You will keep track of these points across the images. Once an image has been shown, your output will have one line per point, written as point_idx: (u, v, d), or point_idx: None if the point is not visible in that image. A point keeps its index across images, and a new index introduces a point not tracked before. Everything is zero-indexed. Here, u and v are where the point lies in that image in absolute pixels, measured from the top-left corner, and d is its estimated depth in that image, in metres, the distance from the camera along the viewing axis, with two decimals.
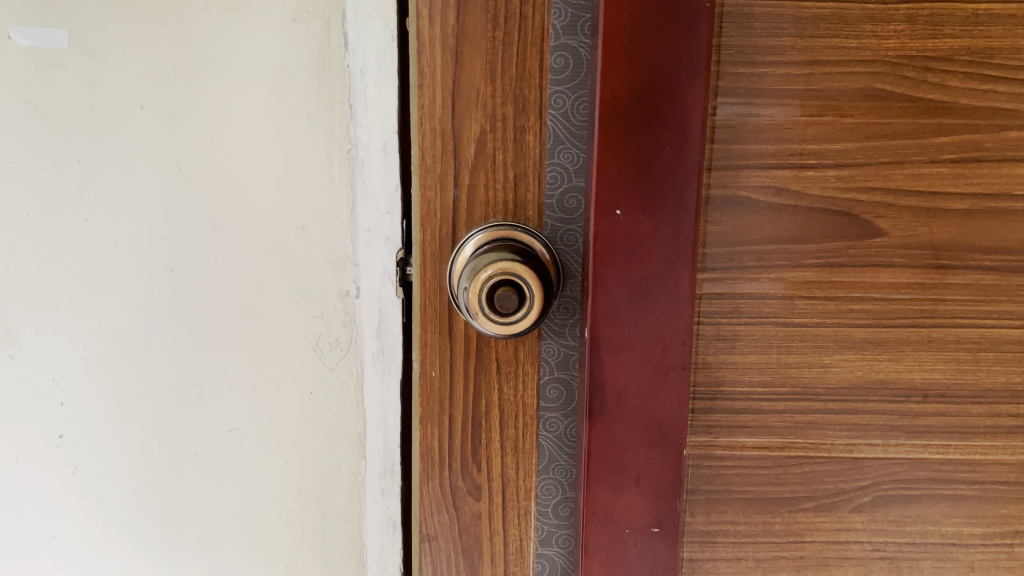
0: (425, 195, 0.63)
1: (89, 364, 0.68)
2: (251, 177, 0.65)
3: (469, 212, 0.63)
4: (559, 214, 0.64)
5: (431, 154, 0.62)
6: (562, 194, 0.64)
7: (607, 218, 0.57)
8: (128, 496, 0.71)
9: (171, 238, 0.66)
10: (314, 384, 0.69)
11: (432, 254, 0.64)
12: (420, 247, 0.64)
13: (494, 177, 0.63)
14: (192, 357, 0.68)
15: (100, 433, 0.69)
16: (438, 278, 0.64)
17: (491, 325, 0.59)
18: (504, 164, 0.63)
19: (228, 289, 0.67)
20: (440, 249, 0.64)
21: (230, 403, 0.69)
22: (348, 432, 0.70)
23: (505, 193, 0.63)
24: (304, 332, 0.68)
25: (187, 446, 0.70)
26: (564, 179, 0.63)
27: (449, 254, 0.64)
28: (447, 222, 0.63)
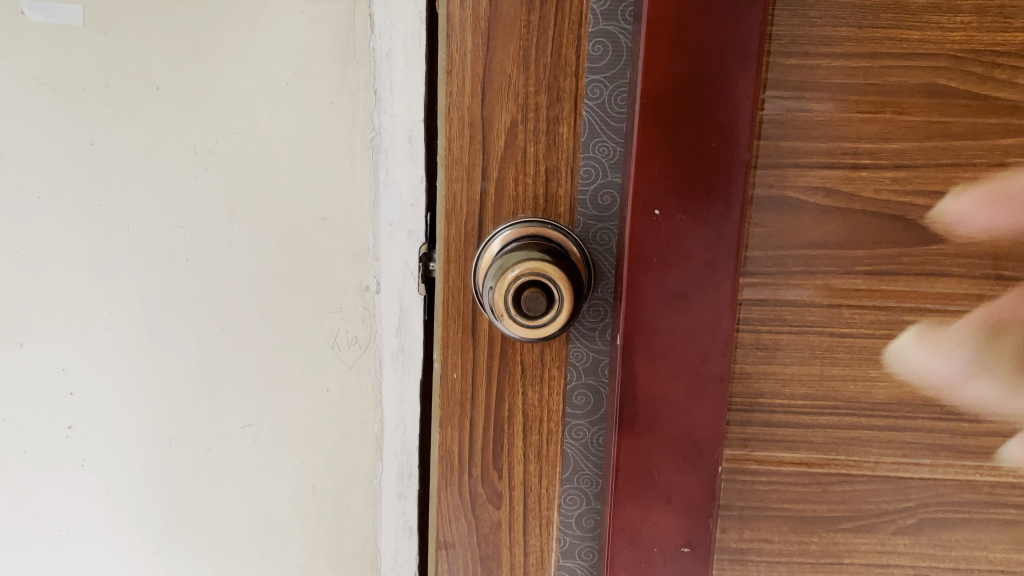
0: (451, 188, 0.60)
1: (100, 356, 0.65)
2: (270, 165, 0.62)
3: (496, 207, 0.60)
4: (592, 212, 0.60)
5: (458, 145, 0.59)
6: (596, 190, 0.60)
7: (644, 220, 0.54)
8: (139, 491, 0.68)
9: (186, 226, 0.63)
10: (331, 382, 0.66)
11: (456, 250, 0.61)
12: (444, 243, 0.61)
13: (524, 170, 0.60)
14: (204, 350, 0.65)
15: (109, 426, 0.67)
16: (462, 275, 0.61)
17: (518, 328, 0.56)
18: (535, 158, 0.59)
19: (243, 281, 0.64)
20: (464, 245, 0.61)
21: (242, 399, 0.66)
22: (364, 433, 0.67)
23: (536, 187, 0.60)
24: (322, 329, 0.65)
25: (199, 443, 0.67)
26: (599, 174, 0.60)
27: (475, 251, 0.61)
28: (473, 216, 0.60)
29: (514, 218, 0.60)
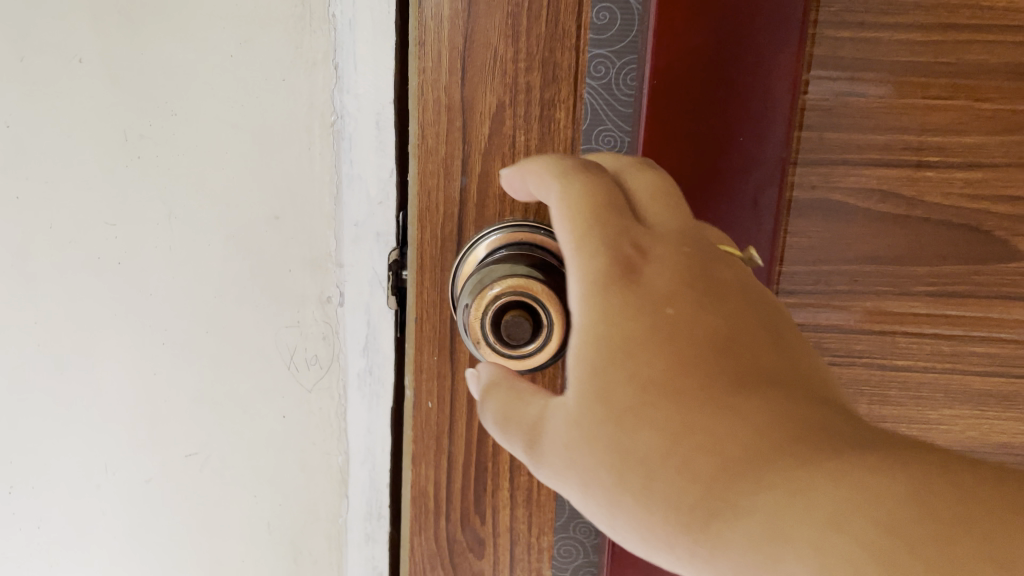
0: (424, 184, 0.50)
1: (22, 374, 0.55)
2: (214, 153, 0.51)
3: (479, 210, 0.50)
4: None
5: (433, 132, 0.49)
6: None
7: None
8: (74, 520, 0.60)
9: (117, 223, 0.52)
10: (289, 407, 0.56)
11: (431, 257, 0.51)
12: (416, 248, 0.51)
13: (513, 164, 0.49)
14: (142, 367, 0.56)
15: (38, 451, 0.58)
16: (438, 288, 0.51)
17: (498, 359, 0.46)
18: (526, 148, 0.49)
19: (184, 289, 0.54)
20: (441, 251, 0.51)
21: (185, 422, 0.57)
22: (327, 465, 0.58)
23: None
24: (274, 346, 0.55)
25: (139, 472, 0.58)
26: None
27: (453, 260, 0.51)
28: (451, 218, 0.51)
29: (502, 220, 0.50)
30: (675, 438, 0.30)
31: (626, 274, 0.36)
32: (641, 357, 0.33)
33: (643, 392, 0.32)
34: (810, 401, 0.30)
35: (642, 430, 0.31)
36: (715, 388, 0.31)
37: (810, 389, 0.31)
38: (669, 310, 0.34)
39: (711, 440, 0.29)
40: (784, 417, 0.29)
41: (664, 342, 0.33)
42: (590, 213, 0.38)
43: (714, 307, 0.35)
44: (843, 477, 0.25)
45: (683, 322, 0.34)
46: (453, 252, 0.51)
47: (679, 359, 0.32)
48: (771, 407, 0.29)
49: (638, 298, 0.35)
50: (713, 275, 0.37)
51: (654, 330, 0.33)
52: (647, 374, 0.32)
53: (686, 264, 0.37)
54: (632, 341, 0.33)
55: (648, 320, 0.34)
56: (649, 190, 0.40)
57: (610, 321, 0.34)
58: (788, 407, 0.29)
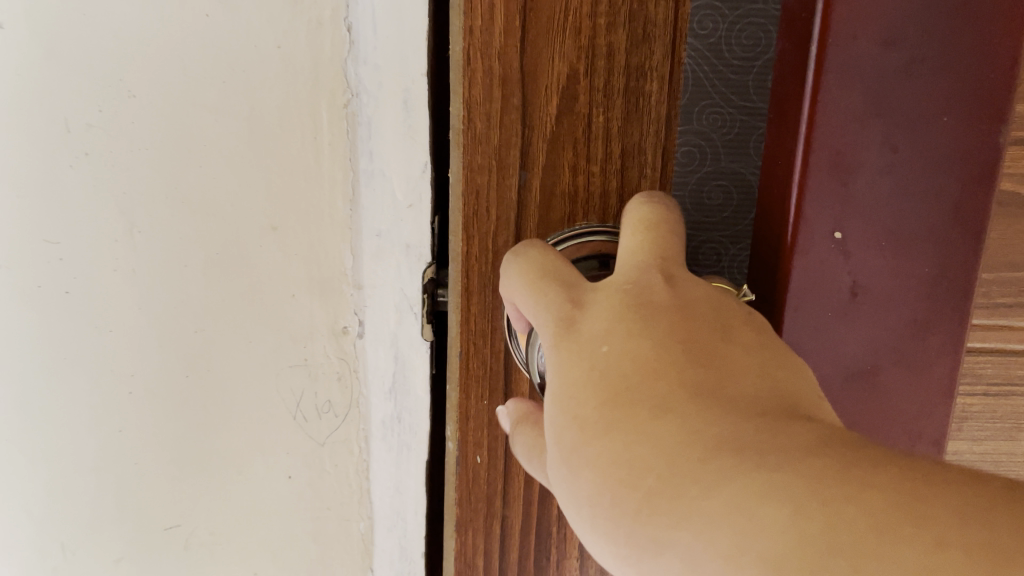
0: (470, 182, 0.38)
1: None
2: (187, 146, 0.39)
3: (545, 207, 0.39)
4: (693, 218, 0.38)
5: (483, 113, 0.37)
6: (702, 183, 0.38)
7: (805, 264, 0.30)
8: None
9: (60, 241, 0.39)
10: (295, 465, 0.44)
11: (480, 277, 0.40)
12: (458, 264, 0.40)
13: (589, 153, 0.38)
14: (103, 423, 0.43)
15: None
16: (487, 314, 0.40)
17: None
18: (605, 133, 0.37)
19: (155, 321, 0.41)
20: (493, 268, 0.40)
21: (163, 490, 0.45)
22: (345, 533, 0.46)
23: (604, 180, 0.38)
24: (275, 391, 0.43)
25: (107, 549, 0.46)
26: (702, 158, 0.38)
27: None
28: (508, 223, 0.39)
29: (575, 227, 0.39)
30: (607, 476, 0.22)
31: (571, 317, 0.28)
32: (579, 398, 0.24)
33: (578, 430, 0.24)
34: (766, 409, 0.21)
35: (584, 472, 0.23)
36: (641, 417, 0.22)
37: (770, 393, 0.22)
38: (606, 343, 0.25)
39: (633, 475, 0.21)
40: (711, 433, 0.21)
41: (597, 377, 0.24)
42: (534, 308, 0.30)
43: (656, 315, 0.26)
44: (754, 500, 0.18)
45: (624, 345, 0.25)
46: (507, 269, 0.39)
47: (607, 390, 0.24)
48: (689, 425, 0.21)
49: (578, 343, 0.26)
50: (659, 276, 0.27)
51: (591, 369, 0.25)
52: (579, 412, 0.24)
53: (630, 288, 0.27)
54: (571, 385, 0.25)
55: (589, 359, 0.25)
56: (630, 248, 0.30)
57: (562, 374, 0.26)
58: (716, 420, 0.21)
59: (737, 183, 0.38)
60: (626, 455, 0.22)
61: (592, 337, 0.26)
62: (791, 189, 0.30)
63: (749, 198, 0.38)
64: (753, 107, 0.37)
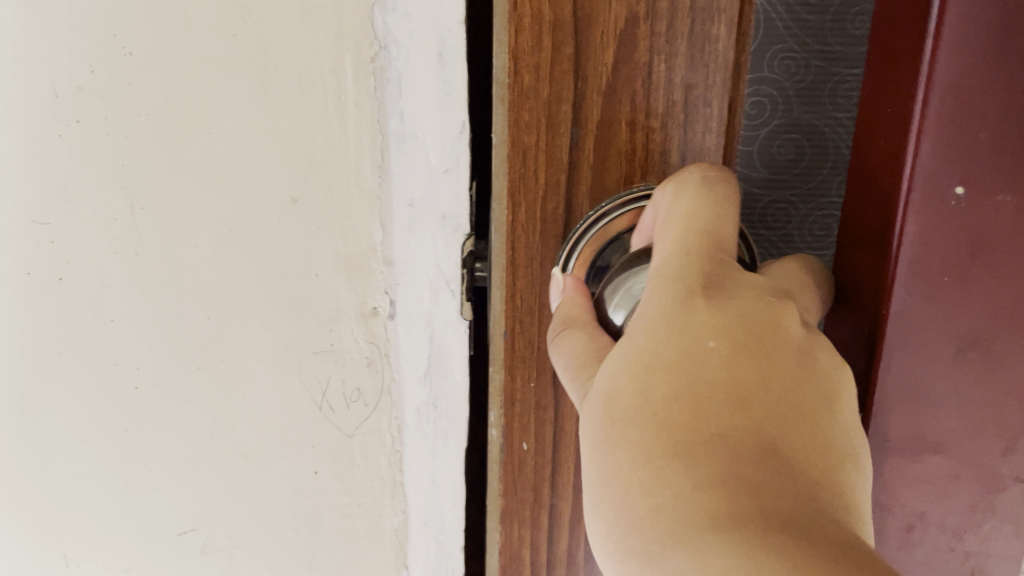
0: (516, 143, 0.34)
1: None
2: (192, 109, 0.34)
3: (599, 170, 0.34)
4: (764, 173, 0.35)
5: (531, 64, 0.33)
6: (771, 137, 0.35)
7: (919, 221, 0.27)
8: None
9: (50, 222, 0.35)
10: (321, 460, 0.40)
11: (526, 250, 0.36)
12: (503, 235, 0.36)
13: (648, 106, 0.33)
14: (107, 423, 0.39)
15: None
16: (535, 290, 0.36)
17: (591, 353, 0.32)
18: (669, 81, 0.33)
19: (160, 307, 0.37)
20: (540, 238, 0.36)
21: (175, 493, 0.41)
22: (377, 529, 0.42)
23: (670, 135, 0.34)
24: (299, 380, 0.39)
25: (118, 558, 0.42)
26: (773, 110, 0.34)
27: (558, 248, 0.36)
28: (558, 188, 0.35)
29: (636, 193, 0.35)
30: (641, 467, 0.21)
31: (688, 280, 0.25)
32: (655, 374, 0.23)
33: (641, 405, 0.23)
34: (831, 521, 0.19)
35: (622, 440, 0.22)
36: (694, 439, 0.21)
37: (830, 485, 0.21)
38: (712, 338, 0.23)
39: (656, 486, 0.21)
40: (750, 501, 0.19)
41: (681, 367, 0.23)
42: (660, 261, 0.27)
43: (767, 347, 0.23)
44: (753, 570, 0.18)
45: (728, 356, 0.23)
46: (556, 239, 0.36)
47: (685, 387, 0.22)
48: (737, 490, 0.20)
49: (682, 317, 0.24)
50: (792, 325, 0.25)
51: (682, 351, 0.23)
52: (648, 390, 0.23)
53: (764, 314, 0.25)
54: (651, 352, 0.24)
55: (685, 338, 0.23)
56: (790, 269, 0.28)
57: (652, 332, 0.24)
58: (764, 492, 0.20)
59: (811, 136, 0.35)
60: (657, 462, 0.21)
61: (694, 311, 0.24)
62: (907, 138, 0.27)
63: (827, 151, 0.35)
64: (831, 52, 0.34)
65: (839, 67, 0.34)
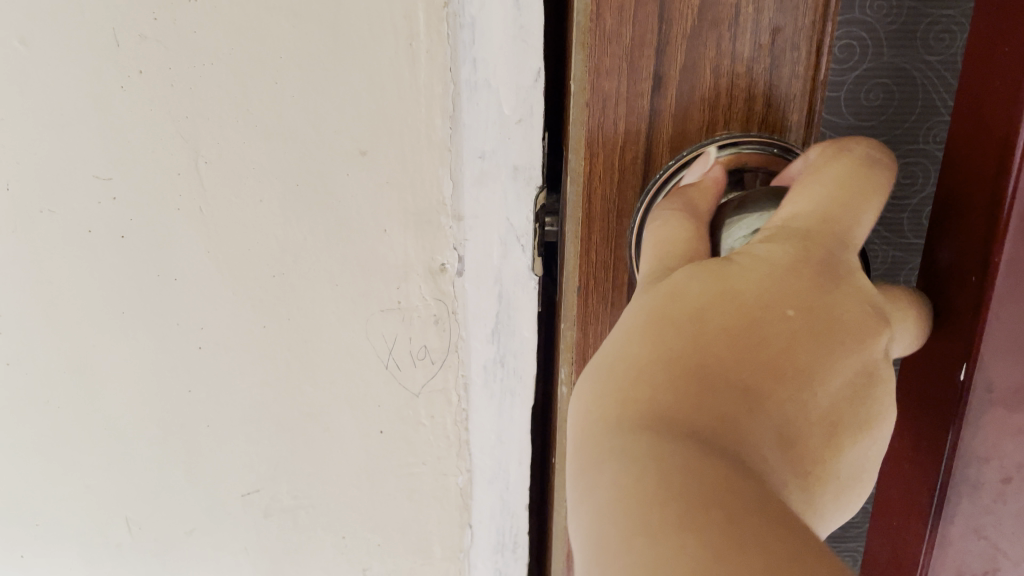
0: (596, 90, 0.33)
1: (13, 412, 0.38)
2: (258, 58, 0.33)
3: (680, 119, 0.34)
4: (852, 118, 0.39)
5: (615, 6, 0.31)
6: (862, 83, 0.39)
7: None
8: None
9: (112, 177, 0.34)
10: (387, 419, 0.40)
11: (603, 202, 0.35)
12: (579, 187, 0.35)
13: (736, 51, 0.33)
14: (172, 384, 0.38)
15: (43, 510, 0.41)
16: (612, 242, 0.36)
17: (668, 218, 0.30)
18: (758, 22, 0.32)
19: (225, 266, 0.36)
20: (617, 190, 0.35)
21: (239, 454, 0.40)
22: (442, 489, 0.42)
23: (756, 78, 0.33)
24: (366, 338, 0.38)
25: (183, 520, 0.42)
26: (859, 55, 0.38)
27: (636, 200, 0.35)
28: (637, 137, 0.34)
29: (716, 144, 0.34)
30: (658, 368, 0.21)
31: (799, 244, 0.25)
32: (717, 302, 0.22)
33: (694, 320, 0.22)
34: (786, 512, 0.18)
35: (650, 336, 0.22)
36: (718, 387, 0.20)
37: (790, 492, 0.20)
38: (793, 309, 0.23)
39: (660, 395, 0.20)
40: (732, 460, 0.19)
41: (750, 315, 0.22)
42: (789, 213, 0.27)
43: (835, 348, 0.23)
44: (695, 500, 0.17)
45: (796, 331, 0.22)
46: (632, 191, 0.35)
47: (743, 329, 0.22)
48: (726, 451, 0.19)
49: (781, 270, 0.24)
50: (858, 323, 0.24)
51: (765, 302, 0.23)
52: (705, 309, 0.22)
53: (847, 311, 0.24)
54: (734, 278, 0.23)
55: (774, 293, 0.23)
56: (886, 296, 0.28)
57: (748, 265, 0.24)
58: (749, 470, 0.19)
59: (898, 79, 0.39)
60: (674, 374, 0.20)
61: (785, 271, 0.24)
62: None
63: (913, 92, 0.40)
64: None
65: (932, 10, 0.38)
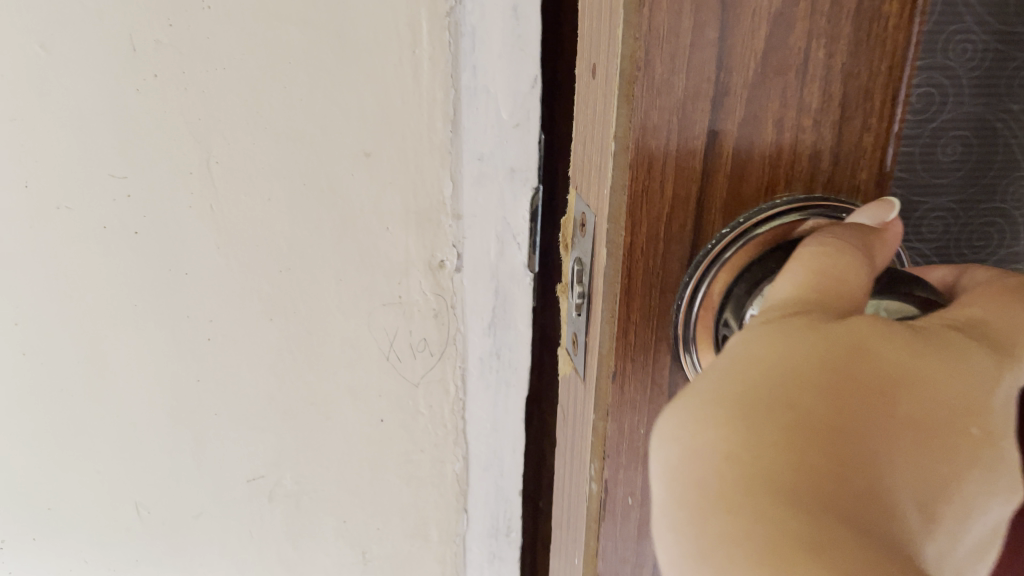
0: (641, 148, 0.27)
1: (31, 400, 0.40)
2: (268, 64, 0.34)
3: (736, 178, 0.28)
4: (923, 175, 0.33)
5: (666, 42, 0.26)
6: (944, 140, 0.33)
7: None
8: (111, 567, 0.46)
9: (128, 175, 0.36)
10: (387, 408, 0.42)
11: (645, 278, 0.29)
12: (618, 261, 0.29)
13: (802, 104, 0.28)
14: (183, 375, 0.40)
15: (56, 495, 0.42)
16: (653, 323, 0.30)
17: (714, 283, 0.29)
18: (828, 71, 0.27)
19: (234, 262, 0.38)
20: (662, 258, 0.29)
21: (245, 442, 0.42)
22: (439, 474, 0.44)
23: (827, 132, 0.28)
24: (368, 332, 0.40)
25: (191, 505, 0.44)
26: (938, 104, 0.32)
27: (683, 273, 0.29)
28: (685, 202, 0.28)
29: (784, 216, 0.29)
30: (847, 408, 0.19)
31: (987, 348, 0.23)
32: (921, 369, 0.21)
33: (894, 375, 0.21)
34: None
35: (840, 356, 0.20)
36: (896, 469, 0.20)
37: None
38: (978, 426, 0.21)
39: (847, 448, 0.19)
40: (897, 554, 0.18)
41: (944, 410, 0.21)
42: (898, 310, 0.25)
43: (1000, 462, 0.22)
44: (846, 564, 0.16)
45: (974, 445, 0.21)
46: (677, 268, 0.29)
47: (932, 414, 0.21)
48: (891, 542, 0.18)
49: (956, 354, 0.22)
50: (1016, 476, 0.22)
51: (961, 395, 0.21)
52: (903, 367, 0.21)
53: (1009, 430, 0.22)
54: (933, 356, 0.22)
55: (966, 385, 0.22)
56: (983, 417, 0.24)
57: (945, 344, 0.22)
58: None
59: (979, 133, 0.34)
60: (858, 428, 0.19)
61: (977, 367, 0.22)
62: None
63: (993, 147, 0.34)
64: (1011, 41, 0.33)
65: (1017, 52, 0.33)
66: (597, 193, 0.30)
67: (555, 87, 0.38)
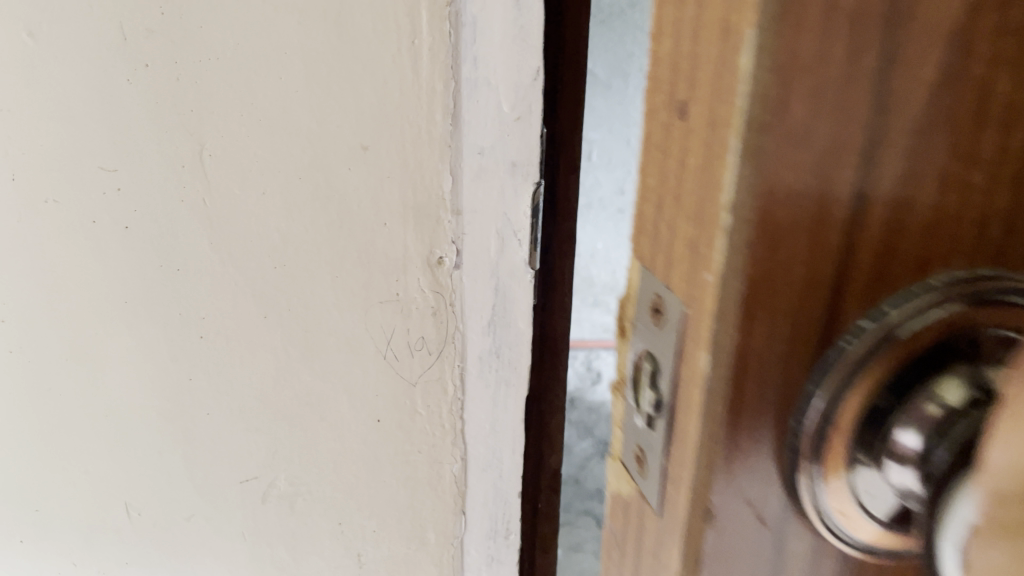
0: (764, 208, 0.14)
1: (28, 390, 0.40)
2: (263, 53, 0.33)
3: (892, 244, 0.15)
4: None
5: (819, 24, 0.13)
6: None
7: None
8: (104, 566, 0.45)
9: (117, 168, 0.35)
10: (384, 407, 0.41)
11: (758, 392, 0.16)
12: (719, 372, 0.15)
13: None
14: (173, 372, 0.39)
15: (52, 488, 0.42)
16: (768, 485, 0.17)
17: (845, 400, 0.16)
18: None
19: (226, 257, 0.37)
20: (784, 367, 0.16)
21: (238, 442, 0.41)
22: (437, 476, 0.43)
23: None
24: (365, 329, 0.39)
25: (182, 505, 0.43)
26: None
27: (808, 384, 0.16)
28: (822, 283, 0.15)
29: (934, 310, 0.16)
30: None
31: None
32: None
33: None
34: None
35: None
36: None
37: None
38: None
39: None
40: None
41: None
42: None
43: None
44: None
45: None
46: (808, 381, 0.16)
47: None
48: None
49: None
50: None
51: None
52: None
53: None
54: None
55: None
56: None
57: None
58: None
59: None
60: None
61: None
62: None
63: None
64: None
65: None
66: (694, 287, 0.16)
67: (558, 81, 0.37)
